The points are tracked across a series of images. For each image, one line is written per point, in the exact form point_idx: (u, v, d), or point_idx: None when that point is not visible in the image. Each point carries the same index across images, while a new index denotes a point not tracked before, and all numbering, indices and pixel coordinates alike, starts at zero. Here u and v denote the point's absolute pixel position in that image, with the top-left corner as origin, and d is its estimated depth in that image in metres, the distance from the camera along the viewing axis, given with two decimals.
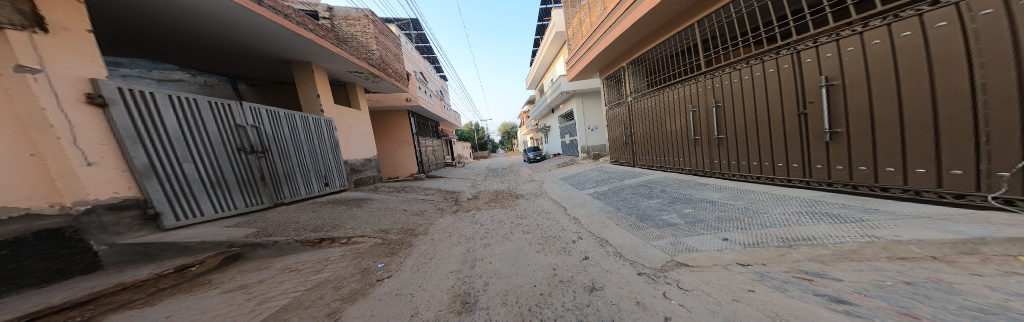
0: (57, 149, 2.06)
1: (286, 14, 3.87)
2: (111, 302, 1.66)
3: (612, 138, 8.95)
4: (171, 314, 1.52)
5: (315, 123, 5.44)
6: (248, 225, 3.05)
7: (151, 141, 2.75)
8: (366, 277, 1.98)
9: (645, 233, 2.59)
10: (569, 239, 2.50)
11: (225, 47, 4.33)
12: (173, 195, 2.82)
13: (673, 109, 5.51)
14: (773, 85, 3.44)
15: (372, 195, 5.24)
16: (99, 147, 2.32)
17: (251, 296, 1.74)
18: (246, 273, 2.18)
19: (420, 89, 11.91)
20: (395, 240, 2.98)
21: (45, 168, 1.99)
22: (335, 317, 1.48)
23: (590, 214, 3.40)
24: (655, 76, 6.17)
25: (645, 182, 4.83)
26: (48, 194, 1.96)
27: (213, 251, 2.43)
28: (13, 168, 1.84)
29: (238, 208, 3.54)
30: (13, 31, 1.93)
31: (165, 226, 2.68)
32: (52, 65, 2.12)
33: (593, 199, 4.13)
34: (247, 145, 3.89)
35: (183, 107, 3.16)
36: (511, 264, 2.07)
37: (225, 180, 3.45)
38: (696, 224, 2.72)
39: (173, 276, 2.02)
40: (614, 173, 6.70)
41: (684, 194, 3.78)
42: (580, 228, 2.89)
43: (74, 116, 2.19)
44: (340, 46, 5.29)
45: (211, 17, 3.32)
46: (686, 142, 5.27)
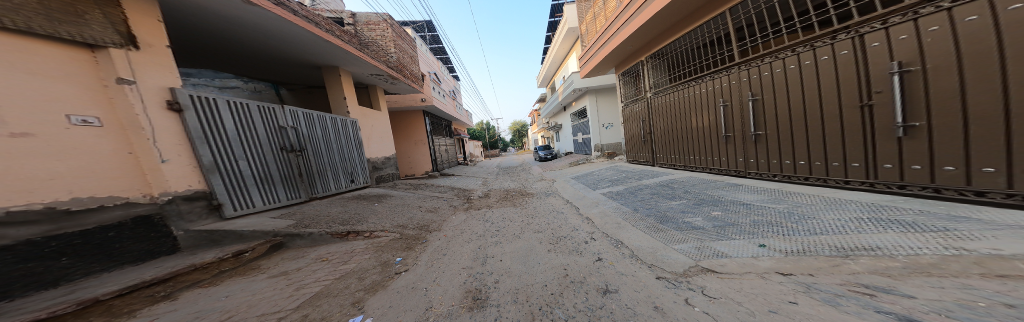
0: (147, 148, 2.55)
1: (316, 22, 4.30)
2: (186, 280, 1.99)
3: (628, 136, 8.57)
4: (229, 295, 1.76)
5: (343, 125, 5.96)
6: (289, 216, 3.44)
7: (220, 150, 3.23)
8: (386, 270, 2.11)
9: (667, 236, 2.40)
10: (580, 239, 2.42)
11: (268, 56, 4.94)
12: (232, 190, 3.27)
13: (700, 103, 5.14)
14: (827, 73, 3.06)
15: (391, 192, 5.58)
16: (176, 147, 2.79)
17: (291, 282, 1.95)
18: (287, 260, 2.45)
19: (435, 90, 12.46)
20: (412, 235, 3.14)
21: (138, 164, 2.49)
22: (359, 307, 1.60)
23: (603, 214, 3.28)
24: (679, 70, 5.84)
25: (667, 182, 4.54)
26: (141, 186, 2.47)
27: (261, 239, 2.78)
28: (116, 163, 2.34)
29: (281, 201, 3.99)
30: (115, 49, 2.45)
31: (226, 216, 3.11)
32: (143, 77, 2.64)
33: (608, 199, 3.97)
34: (290, 147, 4.40)
35: (241, 117, 3.65)
36: (522, 263, 2.05)
37: (272, 178, 3.92)
38: (726, 228, 2.50)
39: (231, 260, 2.35)
40: (631, 172, 6.42)
41: (712, 195, 3.49)
42: (593, 229, 2.80)
43: (157, 119, 2.68)
44: (362, 51, 5.73)
45: (256, 28, 3.82)
46: (716, 139, 4.88)
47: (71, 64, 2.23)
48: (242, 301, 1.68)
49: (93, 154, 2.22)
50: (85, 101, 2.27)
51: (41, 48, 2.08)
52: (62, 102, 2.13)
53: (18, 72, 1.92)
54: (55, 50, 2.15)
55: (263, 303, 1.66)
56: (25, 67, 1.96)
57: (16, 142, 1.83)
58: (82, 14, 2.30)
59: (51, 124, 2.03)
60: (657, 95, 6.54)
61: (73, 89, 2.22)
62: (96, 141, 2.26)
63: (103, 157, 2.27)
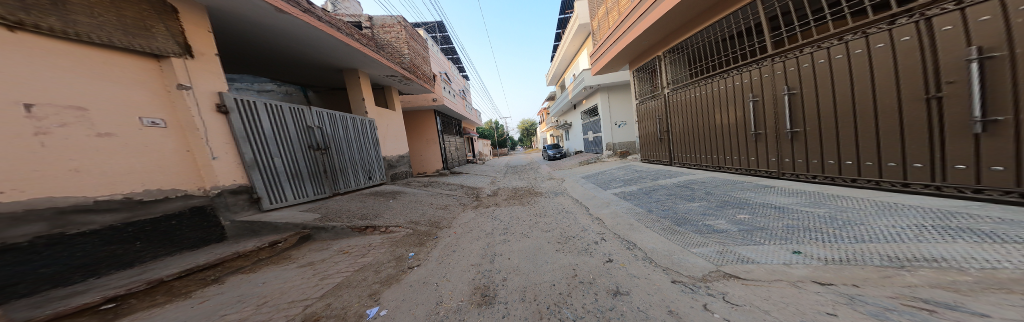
0: (201, 146, 2.93)
1: (337, 27, 4.71)
2: (231, 266, 2.25)
3: (642, 134, 8.26)
4: (266, 281, 1.96)
5: (361, 125, 6.30)
6: (316, 210, 3.73)
7: (257, 155, 3.55)
8: (400, 265, 2.21)
9: (684, 239, 2.23)
10: (591, 240, 2.34)
11: (297, 60, 5.42)
12: (269, 185, 3.62)
13: (726, 100, 4.80)
14: (882, 63, 2.65)
15: (404, 189, 5.83)
16: (223, 146, 3.15)
17: (317, 272, 2.12)
18: (313, 251, 2.66)
19: (445, 90, 12.90)
20: (423, 232, 3.26)
21: (194, 160, 2.87)
22: (376, 299, 1.70)
23: (614, 214, 3.16)
24: (700, 65, 5.61)
25: (685, 182, 4.29)
26: (196, 180, 2.82)
27: (293, 231, 3.05)
28: (177, 159, 2.71)
29: (309, 196, 4.34)
30: (175, 58, 2.86)
31: (264, 208, 3.45)
32: (197, 83, 3.04)
33: (620, 199, 3.83)
34: (316, 145, 4.76)
35: (276, 120, 4.03)
36: (530, 261, 2.05)
37: (302, 175, 4.27)
38: (754, 233, 2.31)
39: (268, 249, 2.61)
40: (648, 171, 6.14)
41: (739, 197, 3.23)
42: (603, 229, 2.66)
43: (208, 121, 3.05)
44: (378, 53, 6.10)
45: (288, 35, 4.24)
46: (745, 136, 4.53)
47: (142, 73, 2.63)
48: (276, 287, 1.86)
49: (159, 151, 2.59)
50: (153, 106, 2.65)
51: (120, 59, 2.49)
52: (135, 106, 2.52)
53: (101, 80, 2.31)
54: (131, 61, 2.56)
55: (294, 290, 1.82)
56: (105, 76, 2.35)
57: (99, 141, 2.20)
58: (151, 29, 2.70)
59: (128, 126, 2.42)
60: (677, 91, 6.21)
61: (147, 95, 2.64)
62: (161, 140, 2.64)
63: (167, 155, 2.65)
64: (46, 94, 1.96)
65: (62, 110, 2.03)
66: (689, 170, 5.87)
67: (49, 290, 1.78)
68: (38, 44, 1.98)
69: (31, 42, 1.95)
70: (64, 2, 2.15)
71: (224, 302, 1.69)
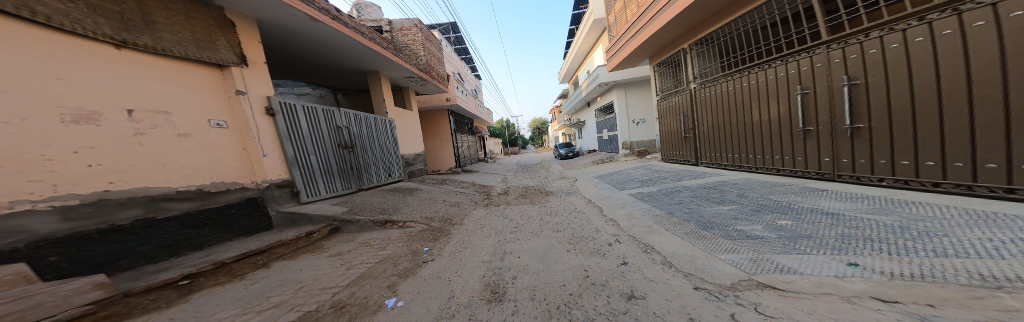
0: (254, 144, 3.37)
1: (362, 32, 4.90)
2: (275, 253, 2.57)
3: (664, 131, 7.79)
4: (302, 268, 2.20)
5: (383, 125, 6.68)
6: (344, 203, 4.07)
7: (297, 158, 3.92)
8: (416, 258, 2.33)
9: (713, 244, 2.05)
10: (604, 241, 2.25)
11: (326, 66, 5.89)
12: (306, 179, 4.00)
13: (766, 93, 4.31)
14: (982, 44, 2.13)
15: (420, 186, 6.09)
16: (271, 144, 3.57)
17: (344, 262, 2.31)
18: (341, 242, 2.90)
19: (458, 89, 13.30)
20: (437, 228, 3.38)
21: (248, 156, 3.32)
22: (393, 291, 1.81)
23: (626, 215, 3.00)
24: (732, 57, 5.21)
25: (713, 184, 3.92)
26: (248, 174, 3.26)
27: (325, 223, 3.37)
28: (235, 156, 3.18)
29: (339, 190, 4.71)
30: (236, 68, 3.36)
31: (302, 200, 3.85)
32: (251, 88, 3.50)
33: (634, 199, 3.65)
34: (345, 143, 5.11)
35: (314, 122, 4.43)
36: (540, 261, 2.03)
37: (333, 171, 4.65)
38: (798, 240, 2.06)
39: (304, 239, 2.91)
40: (672, 171, 5.75)
41: (778, 201, 2.87)
42: (617, 230, 2.52)
43: (259, 122, 3.50)
44: (398, 56, 6.25)
45: (317, 41, 4.49)
46: (788, 134, 4.04)
47: (210, 81, 3.12)
48: (310, 274, 2.07)
49: (221, 148, 3.05)
50: (216, 109, 3.14)
51: (193, 69, 2.99)
52: (204, 110, 3.01)
53: (176, 89, 2.79)
54: (203, 71, 3.07)
55: (325, 278, 2.01)
56: (181, 85, 2.84)
57: (179, 140, 2.69)
58: (217, 42, 3.17)
59: (199, 127, 2.91)
60: (705, 85, 5.79)
61: (211, 100, 3.11)
62: (223, 138, 3.12)
63: (228, 152, 3.11)
64: (141, 101, 2.47)
65: (152, 114, 2.53)
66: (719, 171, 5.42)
67: (144, 265, 2.23)
68: (134, 59, 2.50)
69: (128, 57, 2.46)
70: (154, 23, 2.68)
71: (267, 287, 1.91)
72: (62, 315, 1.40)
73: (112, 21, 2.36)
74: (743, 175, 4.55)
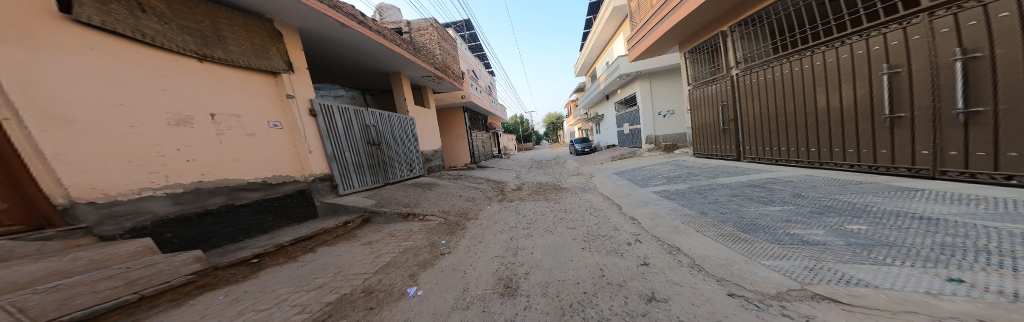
0: (302, 142, 3.87)
1: (384, 34, 5.19)
2: (319, 240, 2.95)
3: (698, 122, 7.04)
4: (340, 254, 2.48)
5: (407, 123, 7.03)
6: (374, 196, 4.47)
7: (338, 158, 4.41)
8: (434, 250, 2.46)
9: (754, 248, 1.69)
10: (623, 240, 2.12)
11: (353, 70, 6.34)
12: (341, 173, 4.44)
13: (838, 74, 3.61)
14: None
15: (437, 181, 6.29)
16: (314, 142, 4.06)
17: (374, 250, 2.56)
18: (371, 232, 3.20)
19: (472, 86, 13.43)
20: (454, 222, 3.51)
21: (300, 153, 3.83)
22: (415, 280, 1.94)
23: (649, 213, 2.78)
24: (787, 37, 4.57)
25: (759, 182, 3.43)
26: (300, 168, 3.79)
27: (358, 214, 3.75)
28: (291, 153, 3.72)
29: (370, 184, 5.08)
30: (285, 75, 3.88)
31: (339, 192, 4.32)
32: (298, 92, 4.01)
33: (657, 197, 3.38)
34: (374, 140, 5.47)
35: (349, 121, 4.85)
36: (554, 257, 2.00)
37: (365, 167, 5.04)
38: (872, 248, 1.52)
39: (341, 228, 3.28)
40: (708, 167, 5.17)
41: (848, 201, 2.35)
42: (639, 230, 2.33)
43: (304, 122, 3.97)
44: (416, 55, 6.48)
45: (343, 44, 4.85)
46: (868, 122, 3.35)
47: (267, 87, 3.66)
48: (347, 260, 2.33)
49: (277, 145, 3.57)
50: (273, 112, 3.66)
51: (256, 77, 3.55)
52: (264, 113, 3.53)
53: (244, 95, 3.34)
54: (262, 78, 3.61)
55: (358, 265, 2.23)
56: (246, 91, 3.38)
57: (248, 139, 3.23)
58: (270, 51, 3.69)
59: (262, 128, 3.45)
60: (751, 70, 5.13)
61: (269, 104, 3.63)
62: (280, 136, 3.64)
63: (286, 150, 3.65)
64: (214, 105, 3.00)
65: (226, 117, 3.09)
66: (767, 166, 4.76)
67: (228, 244, 2.76)
68: (212, 69, 3.07)
69: (206, 67, 3.02)
70: (225, 37, 3.23)
71: (309, 270, 2.17)
72: (177, 280, 1.88)
73: (195, 39, 2.94)
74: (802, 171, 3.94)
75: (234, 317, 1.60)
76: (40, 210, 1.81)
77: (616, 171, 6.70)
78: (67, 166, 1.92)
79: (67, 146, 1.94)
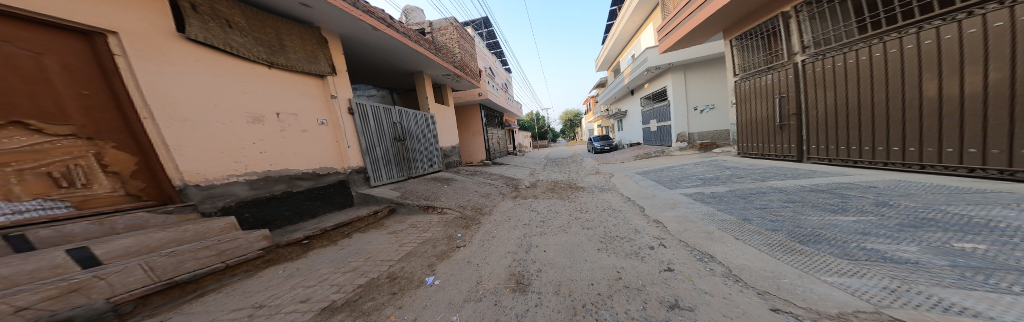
0: (343, 138, 4.32)
1: (409, 36, 5.42)
2: (354, 226, 3.31)
3: (747, 119, 6.13)
4: (371, 241, 2.74)
5: (429, 121, 7.23)
6: (401, 188, 4.83)
7: (373, 156, 4.92)
8: (451, 242, 2.57)
9: (813, 262, 1.40)
10: (644, 244, 1.95)
11: (380, 70, 6.68)
12: (373, 166, 4.87)
13: (953, 55, 2.85)
14: None
15: (455, 176, 6.40)
16: (352, 137, 4.50)
17: (400, 239, 2.78)
18: (397, 222, 3.48)
19: (490, 84, 13.29)
20: (469, 216, 3.63)
21: (341, 148, 4.28)
22: (433, 270, 2.05)
23: (677, 216, 2.51)
24: (872, 15, 3.77)
25: (824, 187, 2.86)
26: (341, 161, 4.26)
27: (385, 204, 4.11)
28: (335, 148, 4.19)
29: (396, 177, 5.47)
30: (332, 78, 4.33)
31: (370, 184, 4.74)
32: (342, 93, 4.45)
33: (690, 200, 3.05)
34: (401, 137, 5.82)
35: (380, 118, 5.22)
36: (567, 256, 1.94)
37: (392, 161, 5.42)
38: (992, 272, 1.13)
39: (372, 217, 3.63)
40: (758, 169, 4.48)
41: (958, 213, 1.82)
42: (664, 233, 2.12)
43: (345, 120, 4.42)
44: (438, 55, 6.64)
45: (373, 47, 5.18)
46: (1000, 115, 2.59)
47: (318, 88, 4.13)
48: (376, 247, 2.57)
49: (325, 140, 4.03)
50: (323, 111, 4.14)
51: (311, 80, 4.02)
52: (316, 112, 4.01)
53: (302, 96, 3.82)
54: (314, 81, 4.08)
55: (385, 252, 2.43)
56: (304, 93, 3.86)
57: (303, 135, 3.72)
58: (320, 56, 4.14)
59: (314, 125, 3.93)
60: (823, 56, 4.36)
61: (320, 103, 4.11)
62: (327, 132, 4.11)
63: (331, 146, 4.12)
64: (280, 105, 3.49)
65: (288, 116, 3.58)
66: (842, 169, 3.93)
67: (287, 225, 3.25)
68: (279, 75, 3.55)
69: (275, 73, 3.50)
70: (287, 47, 3.69)
71: (344, 254, 2.44)
72: (250, 254, 2.28)
73: (267, 49, 3.41)
74: (896, 175, 3.18)
75: (288, 291, 1.87)
76: (167, 194, 2.47)
77: (642, 171, 6.15)
78: (181, 155, 2.44)
79: (182, 140, 2.46)
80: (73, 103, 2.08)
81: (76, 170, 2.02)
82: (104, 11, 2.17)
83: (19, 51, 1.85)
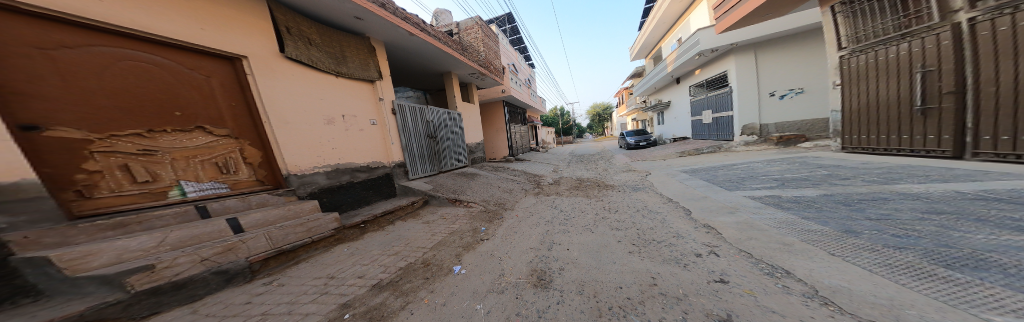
0: (388, 135, 4.77)
1: (439, 37, 5.48)
2: (395, 215, 3.74)
3: (865, 103, 4.81)
4: (409, 230, 3.05)
5: (457, 119, 7.28)
6: (435, 181, 5.21)
7: (413, 153, 5.38)
8: (475, 235, 2.67)
9: (966, 293, 0.92)
10: (688, 251, 1.66)
11: (411, 72, 6.97)
12: (410, 160, 5.26)
13: None
14: None
15: (478, 172, 6.46)
16: (395, 134, 4.93)
17: (435, 229, 3.02)
18: (431, 214, 3.79)
19: (512, 80, 12.92)
20: (493, 210, 3.69)
21: (387, 144, 4.73)
22: (459, 259, 2.15)
23: (735, 223, 2.04)
24: None
25: (998, 197, 1.94)
26: (388, 156, 4.74)
27: (420, 196, 4.47)
28: (382, 144, 4.65)
29: (428, 172, 5.77)
30: (381, 82, 4.76)
31: (408, 177, 5.15)
32: (387, 95, 4.89)
33: (763, 206, 2.44)
34: (432, 134, 6.08)
35: (414, 116, 5.52)
36: (592, 257, 1.81)
37: (424, 156, 5.72)
38: None
39: (410, 207, 4.05)
40: (878, 172, 3.27)
41: None
42: (717, 240, 1.76)
43: (390, 119, 4.87)
44: (464, 54, 6.60)
45: (408, 51, 5.45)
46: None
47: (370, 92, 4.58)
48: (416, 235, 2.86)
49: (375, 137, 4.52)
50: (374, 112, 4.61)
51: (364, 85, 4.49)
52: (369, 113, 4.49)
53: (358, 100, 4.31)
54: (366, 86, 4.53)
55: (420, 240, 2.68)
56: (360, 97, 4.35)
57: (360, 133, 4.23)
58: (371, 64, 4.57)
59: (367, 124, 4.42)
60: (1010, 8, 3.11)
61: (372, 105, 4.58)
62: (377, 130, 4.59)
63: (380, 142, 4.61)
64: (343, 108, 4.01)
65: (349, 118, 4.09)
66: (990, 164, 3.23)
67: None
68: (343, 82, 4.07)
69: (340, 81, 4.02)
70: (347, 57, 4.15)
71: (388, 239, 2.80)
72: (324, 233, 2.78)
73: (334, 61, 3.92)
74: None
75: (349, 266, 2.24)
76: (279, 181, 3.16)
77: (689, 171, 5.21)
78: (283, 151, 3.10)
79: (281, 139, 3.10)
80: (227, 112, 2.86)
81: (229, 162, 2.84)
82: (231, 41, 2.82)
83: (194, 75, 2.64)
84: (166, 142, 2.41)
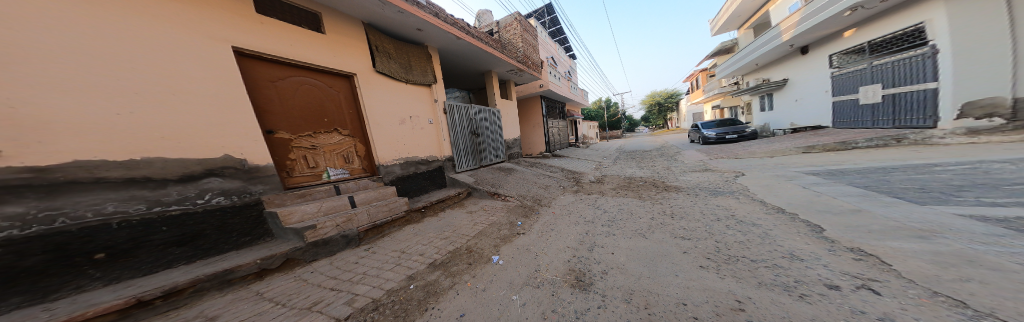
0: (438, 130, 5.36)
1: (482, 38, 5.84)
2: (447, 203, 4.16)
3: None
4: (456, 218, 3.31)
5: (495, 115, 7.45)
6: (485, 174, 5.54)
7: (459, 148, 5.86)
8: (512, 228, 2.64)
9: None
10: (813, 280, 1.12)
11: (456, 73, 7.56)
12: (456, 155, 5.72)
13: None
14: None
15: (515, 167, 6.43)
16: (445, 132, 5.52)
17: (476, 219, 3.16)
18: (473, 204, 4.04)
19: (552, 74, 12.27)
20: (529, 206, 3.55)
21: (438, 139, 5.32)
22: (497, 249, 2.15)
23: (926, 253, 1.24)
24: None
25: None
26: (442, 150, 5.33)
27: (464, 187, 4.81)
28: (436, 140, 5.27)
29: (471, 166, 6.13)
30: (436, 86, 5.42)
31: (456, 169, 5.63)
32: (441, 97, 5.53)
33: (1017, 239, 1.31)
34: (474, 130, 6.40)
35: (458, 114, 5.96)
36: (645, 265, 1.45)
37: (467, 150, 6.10)
38: None
39: (459, 197, 4.44)
40: None
41: None
42: (878, 273, 1.13)
43: (442, 118, 5.49)
44: (504, 51, 6.76)
45: (457, 55, 6.03)
46: None
47: (427, 94, 5.27)
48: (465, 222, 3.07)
49: (431, 134, 5.17)
50: (431, 112, 5.30)
51: (423, 89, 5.20)
52: (426, 113, 5.18)
53: (419, 102, 5.03)
54: (424, 89, 5.22)
55: (461, 229, 2.85)
56: (421, 99, 5.09)
57: (421, 130, 4.96)
58: (428, 70, 5.26)
59: (426, 123, 5.12)
60: None
61: (429, 106, 5.27)
62: (432, 128, 5.24)
63: (434, 139, 5.23)
64: (409, 110, 4.77)
65: (413, 118, 4.84)
66: None
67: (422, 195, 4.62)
68: (410, 88, 4.84)
69: (408, 88, 4.81)
70: (411, 66, 4.90)
71: (441, 225, 3.12)
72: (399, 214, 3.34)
73: (404, 71, 4.72)
74: None
75: (414, 244, 2.59)
76: (374, 169, 4.07)
77: (820, 174, 3.50)
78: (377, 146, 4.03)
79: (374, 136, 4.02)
80: (348, 117, 3.88)
81: (350, 155, 3.82)
82: (344, 63, 3.82)
83: (332, 91, 3.71)
84: (321, 140, 3.53)
